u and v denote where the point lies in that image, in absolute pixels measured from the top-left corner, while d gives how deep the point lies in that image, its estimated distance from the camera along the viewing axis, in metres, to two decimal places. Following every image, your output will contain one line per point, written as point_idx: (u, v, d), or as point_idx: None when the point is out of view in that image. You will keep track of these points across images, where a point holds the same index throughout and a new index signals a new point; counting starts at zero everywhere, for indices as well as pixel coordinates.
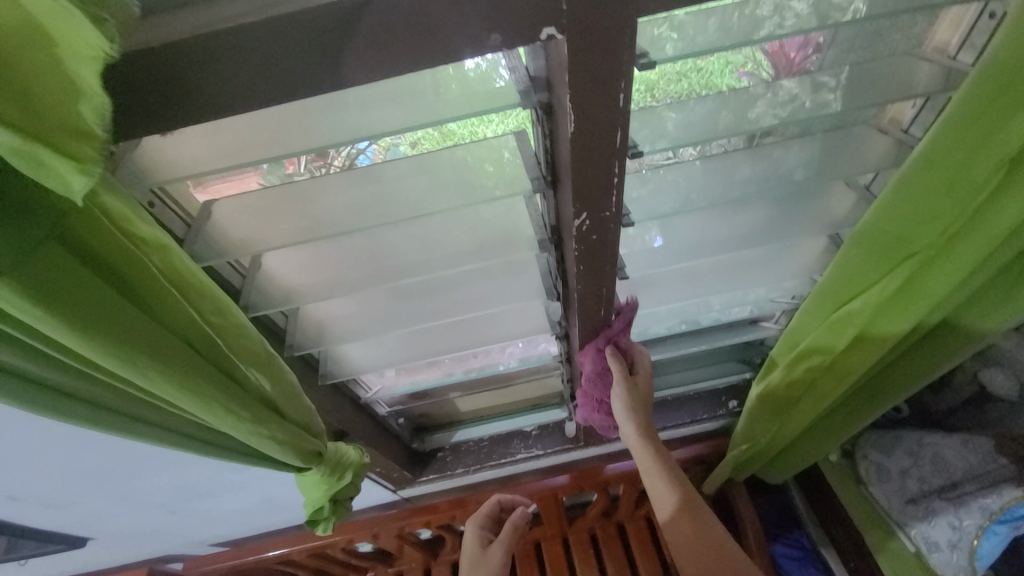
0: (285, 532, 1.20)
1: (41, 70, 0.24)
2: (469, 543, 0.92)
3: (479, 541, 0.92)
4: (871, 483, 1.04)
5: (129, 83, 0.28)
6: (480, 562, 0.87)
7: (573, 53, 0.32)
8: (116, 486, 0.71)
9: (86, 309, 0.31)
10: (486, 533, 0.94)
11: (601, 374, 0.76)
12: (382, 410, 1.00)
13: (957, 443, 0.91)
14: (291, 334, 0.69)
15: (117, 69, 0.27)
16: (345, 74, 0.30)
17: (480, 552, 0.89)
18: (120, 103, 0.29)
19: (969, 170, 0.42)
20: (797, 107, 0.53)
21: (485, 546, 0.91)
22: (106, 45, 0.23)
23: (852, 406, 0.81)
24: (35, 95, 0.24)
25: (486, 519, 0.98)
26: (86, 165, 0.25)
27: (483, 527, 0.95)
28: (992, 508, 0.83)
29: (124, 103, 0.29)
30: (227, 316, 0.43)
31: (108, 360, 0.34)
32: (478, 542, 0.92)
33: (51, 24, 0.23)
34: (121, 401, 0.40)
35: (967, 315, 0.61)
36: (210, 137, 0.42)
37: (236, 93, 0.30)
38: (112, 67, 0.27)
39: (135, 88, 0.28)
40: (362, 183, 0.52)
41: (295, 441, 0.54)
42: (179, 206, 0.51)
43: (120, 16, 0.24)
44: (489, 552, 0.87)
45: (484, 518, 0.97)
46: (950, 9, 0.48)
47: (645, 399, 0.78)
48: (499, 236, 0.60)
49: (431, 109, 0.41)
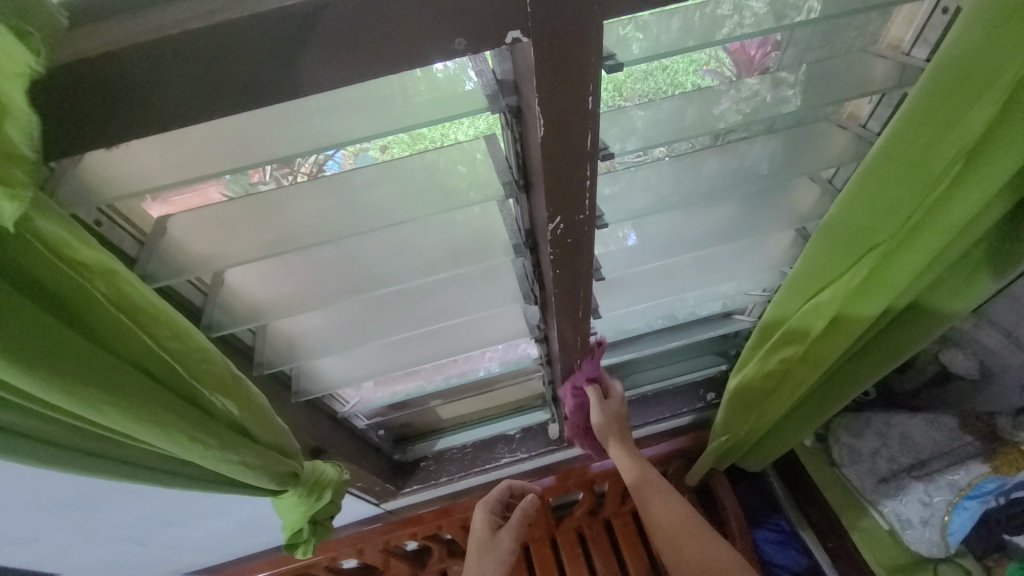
0: (265, 554, 1.16)
1: None
2: (479, 526, 0.91)
3: (488, 524, 0.91)
4: (844, 465, 1.08)
5: (61, 97, 0.26)
6: (488, 547, 0.85)
7: (540, 58, 0.31)
8: (76, 522, 0.66)
9: (24, 341, 0.28)
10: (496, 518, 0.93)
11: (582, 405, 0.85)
12: (361, 424, 0.96)
13: (923, 422, 0.95)
14: (260, 352, 0.66)
15: (49, 83, 0.25)
16: (302, 78, 0.29)
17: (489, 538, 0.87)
18: (51, 121, 0.27)
19: (928, 163, 0.44)
20: (758, 104, 0.54)
21: (495, 530, 0.90)
22: (32, 60, 0.22)
23: (824, 394, 0.84)
24: None
25: (496, 504, 0.96)
26: (16, 190, 0.24)
27: (494, 512, 0.94)
28: (960, 484, 0.87)
29: (56, 121, 0.27)
30: (188, 342, 0.40)
31: (52, 395, 0.31)
32: (488, 524, 0.90)
33: None
34: (70, 436, 0.37)
35: (928, 302, 0.64)
36: (161, 150, 0.40)
37: (181, 107, 0.28)
38: (40, 82, 0.25)
39: (73, 106, 0.27)
40: (328, 194, 0.50)
41: (268, 464, 0.52)
42: (131, 223, 0.48)
43: (46, 27, 0.23)
44: (500, 538, 0.87)
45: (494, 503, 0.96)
46: (902, 8, 0.50)
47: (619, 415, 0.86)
48: (472, 242, 0.59)
49: (396, 116, 0.39)
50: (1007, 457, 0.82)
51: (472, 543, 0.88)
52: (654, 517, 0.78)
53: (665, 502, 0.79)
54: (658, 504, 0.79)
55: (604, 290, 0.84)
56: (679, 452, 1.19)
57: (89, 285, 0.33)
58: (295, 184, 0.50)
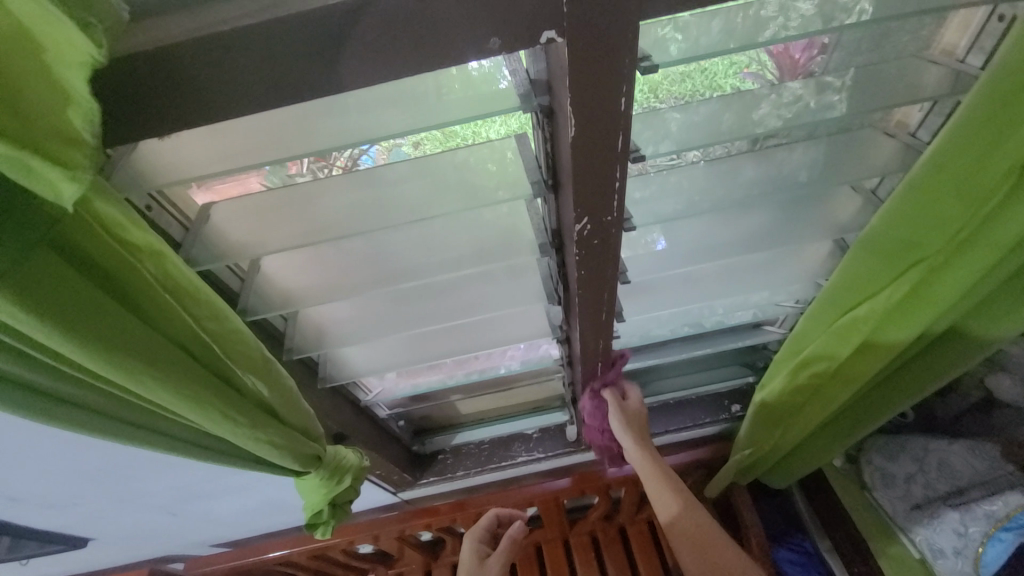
0: (285, 533, 1.20)
1: (26, 76, 0.23)
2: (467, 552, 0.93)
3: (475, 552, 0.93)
4: (874, 489, 1.03)
5: (121, 87, 0.28)
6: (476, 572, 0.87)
7: (575, 57, 0.31)
8: (113, 488, 0.70)
9: (74, 312, 0.30)
10: (483, 547, 0.95)
11: (597, 406, 0.85)
12: (383, 413, 0.99)
13: (963, 449, 0.90)
14: (290, 338, 0.68)
15: (110, 72, 0.27)
16: (340, 74, 0.30)
17: (478, 564, 0.89)
18: (110, 111, 0.29)
19: (978, 176, 0.42)
20: (800, 109, 0.52)
21: (482, 557, 0.92)
22: (93, 51, 0.23)
23: (856, 413, 0.80)
24: (22, 100, 0.23)
25: (484, 532, 0.99)
26: (76, 172, 0.25)
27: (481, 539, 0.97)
28: (997, 515, 0.82)
29: (116, 108, 0.29)
30: (225, 322, 0.42)
31: (97, 363, 0.33)
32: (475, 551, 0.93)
33: (36, 30, 0.22)
34: (111, 404, 0.39)
35: (976, 322, 0.60)
36: (211, 140, 0.42)
37: (228, 98, 0.30)
38: (100, 72, 0.27)
39: (131, 95, 0.28)
40: (362, 185, 0.51)
41: (293, 445, 0.54)
42: (177, 208, 0.51)
43: (108, 20, 0.24)
44: (487, 564, 0.88)
45: (483, 532, 0.98)
46: (959, 11, 0.47)
47: (637, 419, 0.86)
48: (498, 239, 0.60)
49: (431, 112, 0.40)
50: None
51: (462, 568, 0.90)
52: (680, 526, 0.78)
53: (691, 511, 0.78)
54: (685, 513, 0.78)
55: (630, 294, 0.82)
56: (698, 463, 1.15)
57: (138, 264, 0.35)
58: (329, 176, 0.52)
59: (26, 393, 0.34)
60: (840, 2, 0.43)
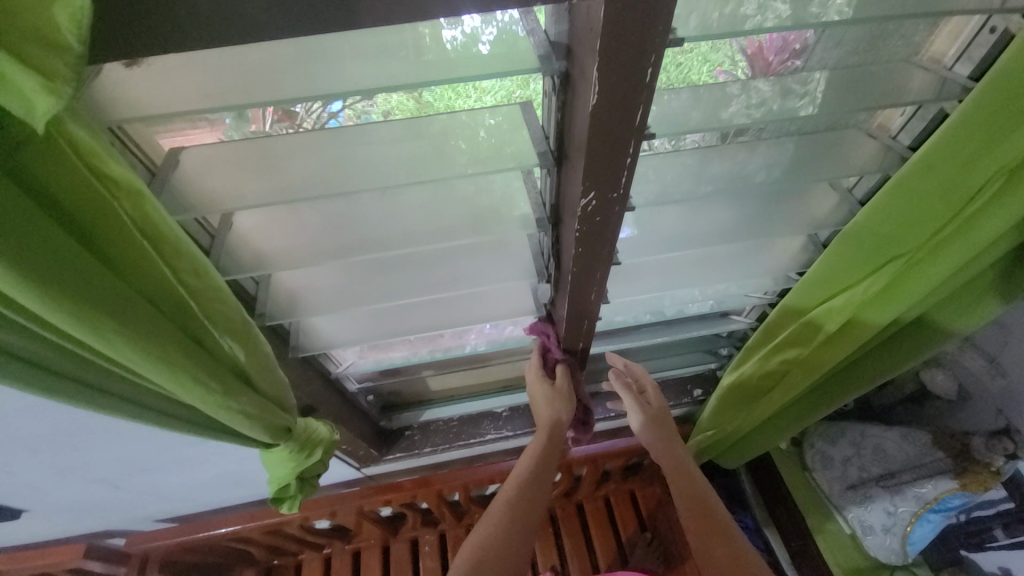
0: (239, 508, 1.15)
1: None
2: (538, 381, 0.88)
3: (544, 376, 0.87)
4: (815, 470, 1.11)
5: None
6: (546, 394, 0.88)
7: (612, 17, 0.30)
8: (51, 457, 0.64)
9: (25, 247, 0.27)
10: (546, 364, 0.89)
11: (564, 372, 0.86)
12: (352, 387, 0.96)
13: (897, 435, 0.99)
14: (262, 303, 0.64)
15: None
16: (359, 12, 0.28)
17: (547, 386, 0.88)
18: (104, 19, 0.25)
19: (963, 180, 0.46)
20: (767, 110, 0.52)
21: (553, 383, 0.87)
22: None
23: (811, 400, 0.86)
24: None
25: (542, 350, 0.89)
26: (57, 84, 0.22)
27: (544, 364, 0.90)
28: (926, 497, 0.92)
29: (109, 19, 0.25)
30: (206, 279, 0.40)
31: (57, 313, 0.29)
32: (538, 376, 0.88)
33: None
34: (62, 361, 0.35)
35: (935, 316, 0.65)
36: (179, 75, 0.37)
37: (224, 24, 0.27)
38: None
39: (132, 9, 0.25)
40: (333, 145, 0.47)
41: (265, 416, 0.50)
42: (141, 151, 0.45)
43: None
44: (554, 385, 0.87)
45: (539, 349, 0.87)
46: (953, 18, 0.49)
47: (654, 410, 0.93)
48: (491, 211, 0.57)
49: (419, 70, 0.37)
50: (976, 476, 0.87)
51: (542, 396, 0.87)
52: (710, 556, 0.74)
53: (722, 546, 0.73)
54: (717, 544, 0.74)
55: (613, 277, 0.82)
56: None
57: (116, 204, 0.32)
58: (300, 133, 0.47)
59: None
60: (813, 10, 0.43)
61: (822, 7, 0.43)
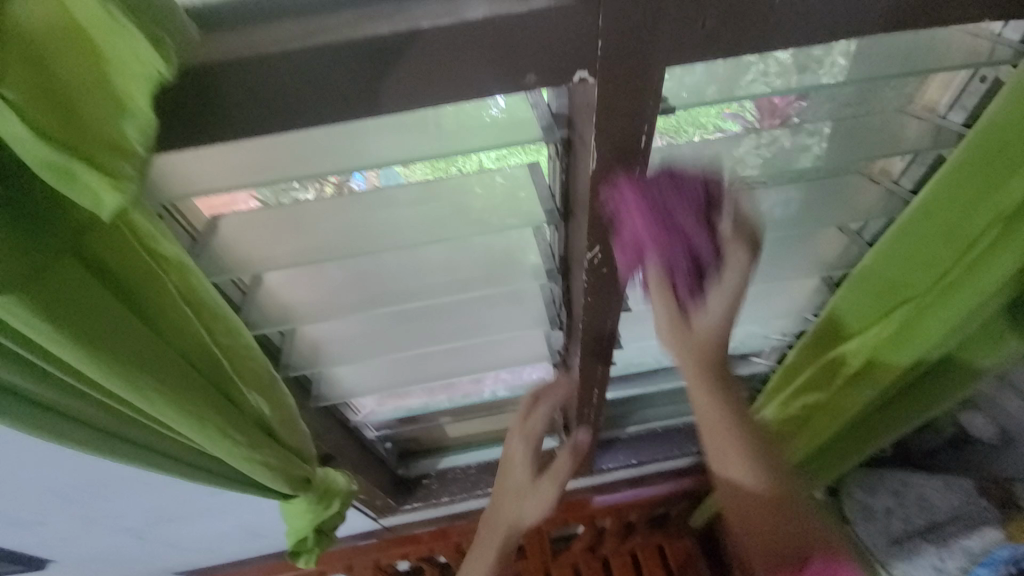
0: (256, 561, 1.14)
1: (90, 85, 0.24)
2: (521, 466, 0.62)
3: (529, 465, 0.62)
4: (854, 522, 1.05)
5: (181, 103, 0.29)
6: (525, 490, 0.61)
7: (604, 96, 0.34)
8: (83, 506, 0.66)
9: (81, 315, 0.30)
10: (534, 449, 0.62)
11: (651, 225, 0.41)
12: (371, 434, 0.97)
13: (940, 483, 0.93)
14: (287, 355, 0.67)
15: (174, 91, 0.28)
16: (380, 101, 0.31)
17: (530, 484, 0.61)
18: (167, 125, 0.30)
19: (964, 224, 0.47)
20: (777, 149, 0.56)
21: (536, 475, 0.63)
22: (161, 66, 0.24)
23: (842, 447, 0.82)
24: (80, 113, 0.24)
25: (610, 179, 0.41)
26: (121, 182, 0.25)
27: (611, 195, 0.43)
28: (975, 550, 0.86)
29: (172, 121, 0.29)
30: (236, 338, 0.44)
31: (105, 375, 0.32)
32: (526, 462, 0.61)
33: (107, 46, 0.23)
34: (104, 418, 0.38)
35: (959, 355, 0.63)
36: (223, 154, 0.41)
37: (267, 114, 0.30)
38: (167, 87, 0.28)
39: (189, 112, 0.29)
40: (352, 208, 0.51)
41: (287, 466, 0.52)
42: (186, 219, 0.50)
43: (178, 38, 0.25)
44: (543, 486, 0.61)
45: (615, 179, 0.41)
46: (939, 74, 0.52)
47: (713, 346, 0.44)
48: (505, 264, 0.60)
49: (433, 142, 0.41)
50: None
51: (503, 486, 0.62)
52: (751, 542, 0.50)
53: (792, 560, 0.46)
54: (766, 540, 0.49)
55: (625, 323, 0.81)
56: (685, 492, 1.21)
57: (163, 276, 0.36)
58: (325, 198, 0.51)
59: (35, 409, 0.34)
60: (815, 53, 0.46)
61: (825, 50, 0.46)
